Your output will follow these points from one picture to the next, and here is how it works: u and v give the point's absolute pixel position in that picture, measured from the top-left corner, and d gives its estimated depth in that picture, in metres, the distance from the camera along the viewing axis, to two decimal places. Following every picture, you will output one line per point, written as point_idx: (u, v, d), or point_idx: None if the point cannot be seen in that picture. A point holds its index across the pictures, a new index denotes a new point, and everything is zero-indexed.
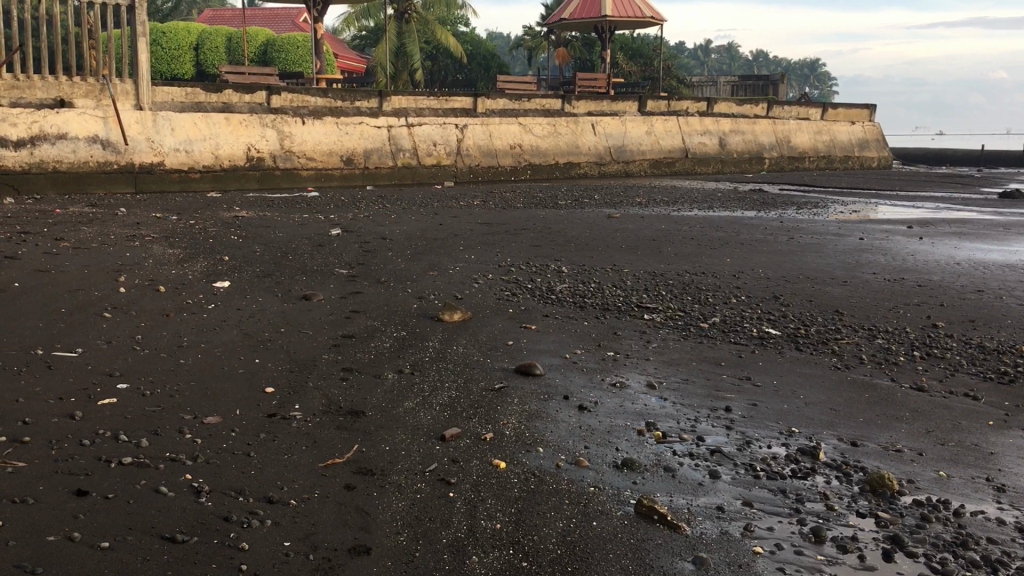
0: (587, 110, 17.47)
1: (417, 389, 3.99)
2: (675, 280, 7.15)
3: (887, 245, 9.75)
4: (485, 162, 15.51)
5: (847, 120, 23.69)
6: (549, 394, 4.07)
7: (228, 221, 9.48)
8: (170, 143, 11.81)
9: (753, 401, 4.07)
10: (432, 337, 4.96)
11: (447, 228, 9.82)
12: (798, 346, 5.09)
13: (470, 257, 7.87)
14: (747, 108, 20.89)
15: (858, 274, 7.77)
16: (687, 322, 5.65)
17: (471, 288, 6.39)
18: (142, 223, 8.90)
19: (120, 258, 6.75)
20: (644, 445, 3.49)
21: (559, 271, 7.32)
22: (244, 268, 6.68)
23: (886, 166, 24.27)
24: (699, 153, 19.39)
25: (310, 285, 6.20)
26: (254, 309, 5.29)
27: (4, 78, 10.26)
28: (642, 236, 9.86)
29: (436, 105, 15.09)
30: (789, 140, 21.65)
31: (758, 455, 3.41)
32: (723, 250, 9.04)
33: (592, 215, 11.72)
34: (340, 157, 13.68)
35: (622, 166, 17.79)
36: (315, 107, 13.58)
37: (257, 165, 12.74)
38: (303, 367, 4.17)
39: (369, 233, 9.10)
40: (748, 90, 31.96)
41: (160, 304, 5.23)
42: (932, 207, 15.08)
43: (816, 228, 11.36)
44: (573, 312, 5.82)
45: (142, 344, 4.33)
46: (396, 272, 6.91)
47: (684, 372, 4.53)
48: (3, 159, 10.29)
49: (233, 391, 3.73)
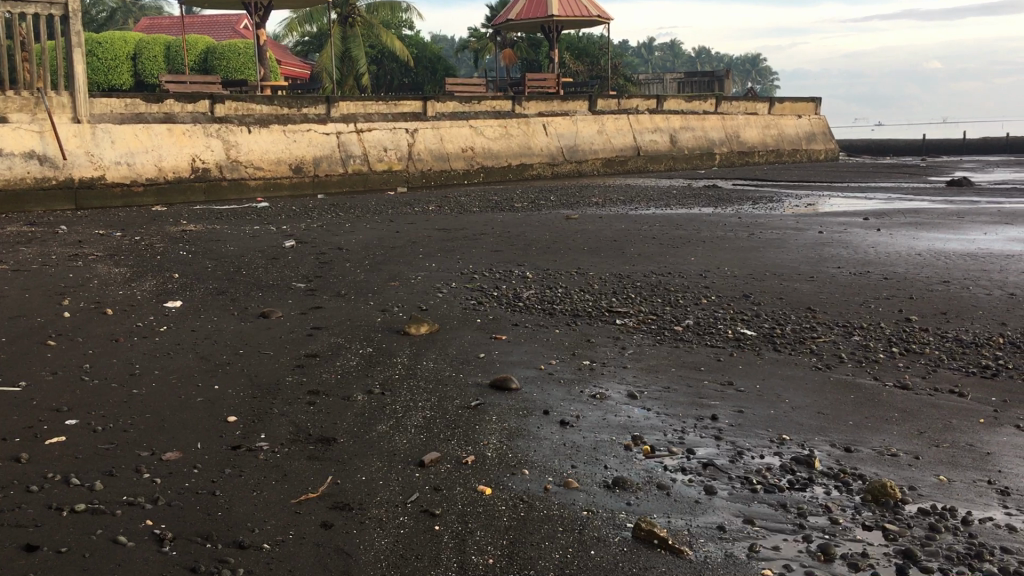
0: (538, 110, 17.35)
1: (390, 411, 3.78)
2: (642, 282, 7.02)
3: (847, 238, 9.73)
4: (437, 166, 15.26)
5: (795, 114, 23.87)
6: (528, 409, 3.89)
7: (176, 236, 9.14)
8: (112, 157, 11.41)
9: (739, 408, 3.94)
10: (400, 352, 4.75)
11: (404, 235, 9.59)
12: (776, 347, 4.97)
13: (430, 265, 7.66)
14: (696, 105, 20.93)
15: (823, 269, 7.71)
16: (661, 326, 5.51)
17: (436, 298, 6.19)
18: (85, 241, 8.54)
19: (63, 279, 6.42)
20: (633, 460, 3.33)
21: (524, 276, 7.14)
22: (196, 286, 6.40)
23: (833, 158, 24.52)
24: (650, 150, 19.37)
25: (266, 301, 5.94)
26: (209, 330, 5.03)
27: None
28: (602, 237, 9.72)
29: (385, 110, 14.85)
30: (738, 135, 21.75)
31: (752, 467, 3.27)
32: (685, 249, 8.94)
33: (549, 217, 11.57)
34: (290, 165, 13.34)
35: (575, 166, 17.68)
36: (260, 116, 13.26)
37: (203, 175, 12.35)
38: (265, 392, 3.93)
39: (324, 243, 8.84)
40: (695, 86, 32.11)
41: (109, 328, 4.94)
42: (883, 198, 15.20)
43: (774, 222, 11.33)
44: (543, 319, 5.64)
45: (90, 374, 4.06)
46: (355, 285, 6.68)
47: (664, 380, 4.38)
48: None
49: (194, 422, 3.49)
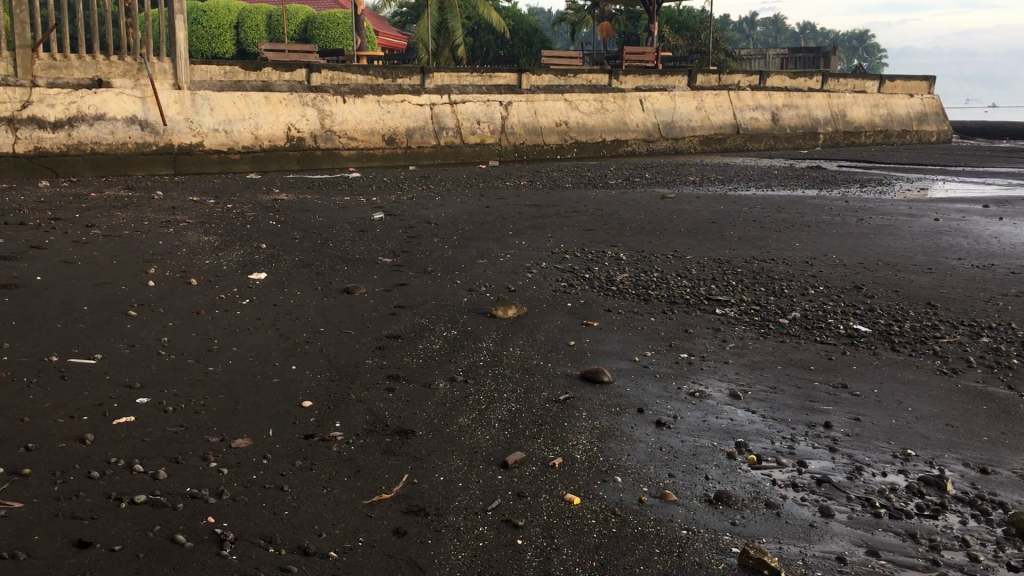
0: (635, 85, 16.86)
1: (473, 402, 3.54)
2: (743, 268, 6.60)
3: (967, 227, 9.05)
4: (530, 140, 14.95)
5: (906, 93, 22.65)
6: (621, 407, 3.60)
7: (267, 204, 9.10)
8: (210, 124, 11.47)
9: (855, 415, 3.56)
10: (485, 336, 4.51)
11: (495, 211, 9.34)
12: (894, 346, 4.54)
13: (520, 243, 7.39)
14: (801, 81, 20.05)
15: (941, 260, 7.15)
16: (765, 317, 5.13)
17: (525, 278, 5.92)
18: (179, 207, 8.56)
19: (152, 247, 6.39)
20: (737, 471, 3.01)
21: (617, 258, 6.80)
22: (283, 257, 6.28)
23: (946, 140, 23.22)
24: (750, 128, 18.65)
25: (351, 276, 5.77)
26: (291, 305, 4.88)
27: (41, 58, 10.07)
28: (700, 219, 9.29)
29: (479, 82, 14.67)
30: (844, 114, 20.78)
31: (874, 487, 2.90)
32: (790, 233, 8.45)
33: (644, 195, 11.17)
34: (382, 136, 13.23)
35: (671, 143, 17.13)
36: (355, 85, 13.18)
37: (298, 144, 12.33)
38: (343, 375, 3.74)
39: (414, 217, 8.66)
40: (800, 62, 30.87)
41: (190, 300, 4.84)
42: (1003, 184, 14.24)
43: (885, 208, 10.68)
44: (638, 306, 5.32)
45: (168, 348, 3.93)
46: (443, 261, 6.46)
47: (769, 379, 4.02)
48: (42, 141, 10.06)
49: (267, 405, 3.32)
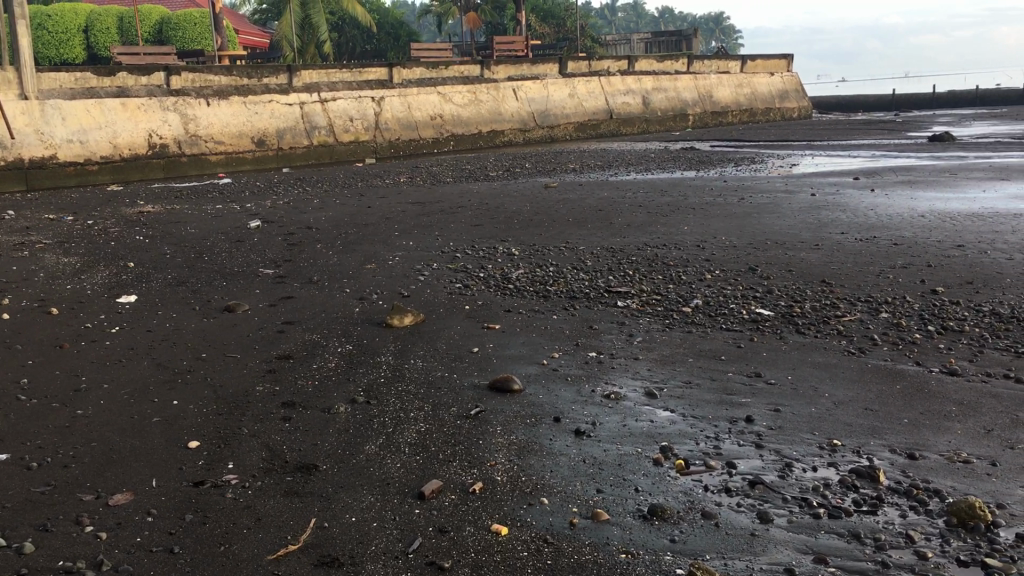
0: (507, 75, 16.73)
1: (378, 426, 3.27)
2: (637, 256, 6.52)
3: (843, 201, 9.28)
4: (406, 135, 14.59)
5: (766, 71, 23.37)
6: (536, 417, 3.41)
7: (132, 218, 8.49)
8: (63, 135, 10.68)
9: (774, 407, 3.49)
10: (384, 349, 4.23)
11: (377, 211, 9.02)
12: (799, 329, 4.53)
13: (407, 244, 7.11)
14: (667, 65, 20.40)
15: (824, 236, 7.27)
16: (668, 307, 5.04)
17: (418, 282, 5.66)
18: (33, 227, 7.88)
19: (5, 274, 5.79)
20: (667, 480, 2.86)
21: (510, 254, 6.61)
22: (154, 276, 5.81)
23: (806, 116, 24.10)
24: (623, 113, 18.82)
25: (231, 292, 5.37)
26: (167, 330, 4.46)
27: None
28: (586, 207, 9.21)
29: (350, 78, 14.22)
30: (711, 94, 21.24)
31: (807, 485, 2.81)
32: (676, 217, 8.46)
33: (527, 186, 11.04)
34: (252, 139, 12.65)
35: (547, 132, 17.10)
36: (219, 87, 12.56)
37: (160, 152, 11.63)
38: (233, 406, 3.39)
39: (292, 222, 8.25)
40: (663, 46, 31.44)
41: (52, 332, 4.35)
42: (867, 155, 14.79)
43: (761, 185, 10.89)
44: (539, 304, 5.14)
45: (27, 391, 3.48)
46: (328, 269, 6.12)
47: (682, 374, 3.91)
48: None
49: (148, 450, 2.95)
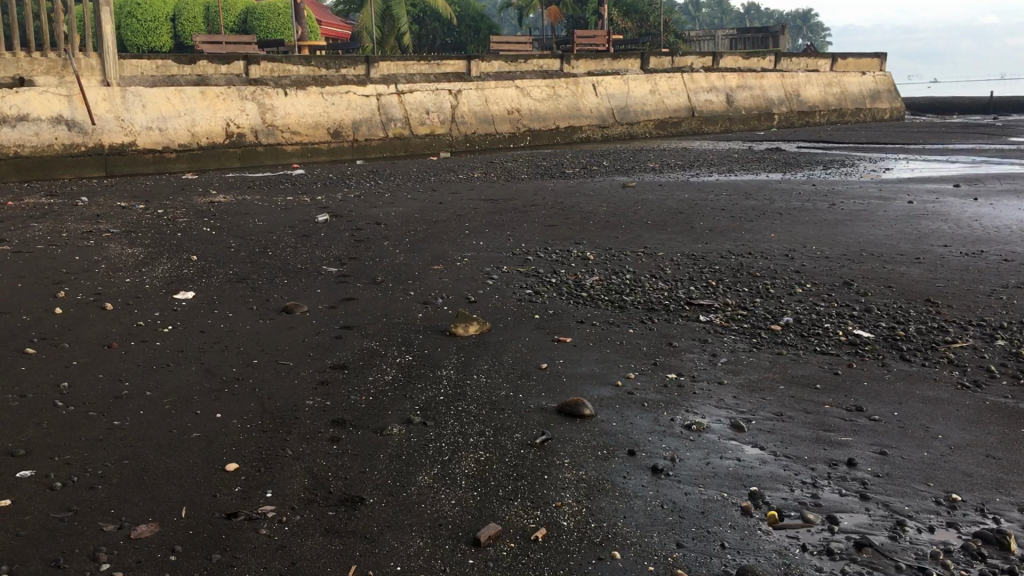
0: (587, 70, 16.33)
1: (433, 452, 2.97)
2: (720, 265, 6.10)
3: (943, 210, 8.66)
4: (481, 130, 14.33)
5: (857, 71, 22.42)
6: (609, 449, 3.07)
7: (202, 208, 8.38)
8: (143, 121, 10.70)
9: (880, 449, 3.08)
10: (446, 361, 3.94)
11: (449, 207, 8.75)
12: (904, 356, 4.09)
13: (476, 244, 6.82)
14: (753, 62, 19.71)
15: (925, 249, 6.73)
16: (755, 325, 4.63)
17: (487, 286, 5.36)
18: (104, 215, 7.83)
19: (67, 264, 5.67)
20: (759, 535, 2.49)
21: (585, 258, 6.26)
22: (215, 271, 5.63)
23: (899, 117, 23.08)
24: (705, 111, 18.24)
25: (291, 291, 5.14)
26: (221, 331, 4.24)
27: None
28: (666, 209, 8.79)
29: (428, 70, 14.00)
30: (798, 93, 20.46)
31: (924, 549, 2.41)
32: (763, 222, 7.98)
33: (604, 185, 10.64)
34: (328, 130, 12.52)
35: (626, 129, 16.64)
36: (297, 77, 12.47)
37: (238, 141, 11.58)
38: (278, 423, 3.12)
39: (362, 217, 8.03)
40: (747, 42, 30.52)
41: (103, 330, 4.17)
42: (967, 161, 13.97)
43: (853, 191, 10.29)
44: (615, 315, 4.79)
45: (66, 396, 3.27)
46: (393, 269, 5.87)
47: (773, 404, 3.52)
48: None
49: (181, 472, 2.70)
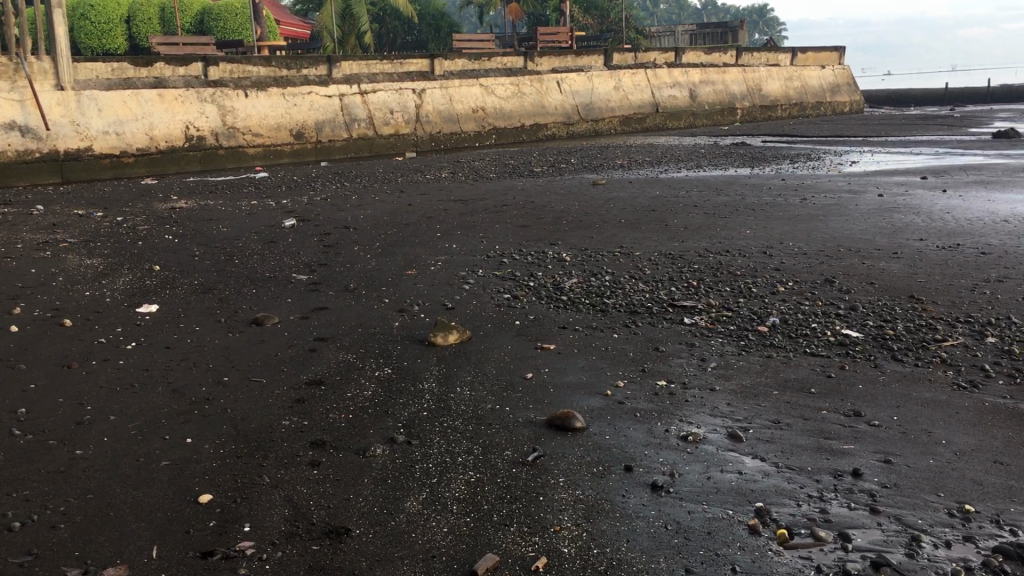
0: (551, 67, 16.21)
1: (421, 474, 2.81)
2: (700, 264, 5.99)
3: (914, 203, 8.64)
4: (446, 129, 14.14)
5: (817, 64, 22.50)
6: (604, 465, 2.92)
7: (163, 215, 8.11)
8: (99, 126, 10.38)
9: (884, 457, 2.97)
10: (427, 373, 3.77)
11: (418, 209, 8.57)
12: (896, 356, 4.00)
13: (449, 247, 6.65)
14: (715, 57, 19.72)
15: (902, 243, 6.67)
16: (741, 326, 4.52)
17: (463, 291, 5.20)
18: (60, 224, 7.53)
19: (22, 277, 5.40)
20: (771, 557, 2.36)
21: (561, 259, 6.12)
22: (179, 281, 5.40)
23: (859, 110, 23.25)
24: (669, 107, 18.20)
25: (260, 301, 4.94)
26: (188, 347, 4.03)
27: None
28: (638, 207, 8.68)
29: (391, 69, 13.78)
30: (760, 88, 20.50)
31: (944, 567, 2.30)
32: (736, 219, 7.90)
33: (574, 183, 10.52)
34: (290, 131, 12.26)
35: (591, 126, 16.54)
36: (258, 78, 12.19)
37: (198, 144, 11.29)
38: (254, 446, 2.94)
39: (329, 221, 7.82)
40: (708, 38, 30.53)
41: (62, 348, 3.94)
42: (930, 153, 14.06)
43: (822, 185, 10.26)
44: (598, 319, 4.65)
45: (23, 423, 3.06)
46: (365, 275, 5.68)
47: (769, 412, 3.41)
48: None
49: (150, 506, 2.51)
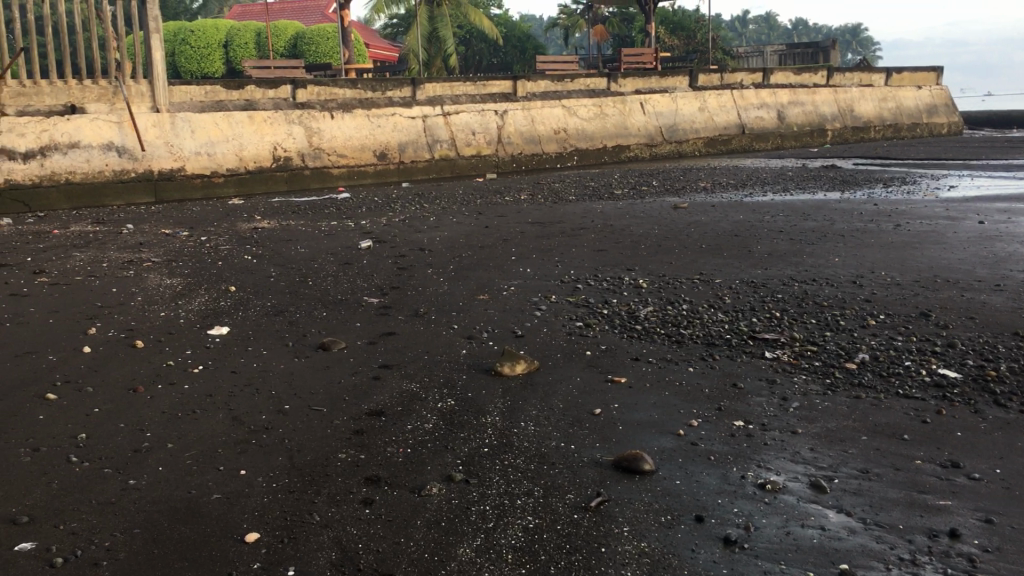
0: (634, 88, 16.01)
1: (476, 517, 2.66)
2: (783, 293, 5.72)
3: (1019, 231, 8.14)
4: (528, 150, 14.06)
5: (913, 84, 21.67)
6: (674, 515, 2.73)
7: (244, 235, 8.21)
8: (192, 147, 10.61)
9: (985, 516, 2.70)
10: (491, 405, 3.63)
11: (496, 231, 8.47)
12: (999, 400, 3.69)
13: (524, 271, 6.52)
14: (805, 77, 19.21)
15: (1005, 274, 6.26)
16: (827, 363, 4.25)
17: (535, 318, 5.05)
18: (146, 243, 7.68)
19: (104, 296, 5.49)
20: None
21: (638, 286, 5.92)
22: (254, 303, 5.40)
23: (958, 131, 22.30)
24: (756, 128, 17.78)
25: (330, 324, 4.89)
26: (253, 372, 3.99)
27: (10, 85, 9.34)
28: (722, 232, 8.41)
29: (474, 91, 13.81)
30: (852, 109, 19.87)
31: None
32: (825, 246, 7.56)
33: (655, 206, 10.29)
34: (374, 152, 12.33)
35: (675, 147, 16.25)
36: (344, 100, 12.34)
37: (285, 165, 11.44)
38: (307, 481, 2.84)
39: (406, 243, 7.79)
40: (798, 58, 29.85)
41: (130, 371, 3.94)
42: None
43: (918, 210, 9.79)
44: (674, 352, 4.45)
45: (81, 449, 3.03)
46: (437, 299, 5.59)
47: (856, 459, 3.16)
48: (12, 173, 9.27)
49: (195, 544, 2.43)
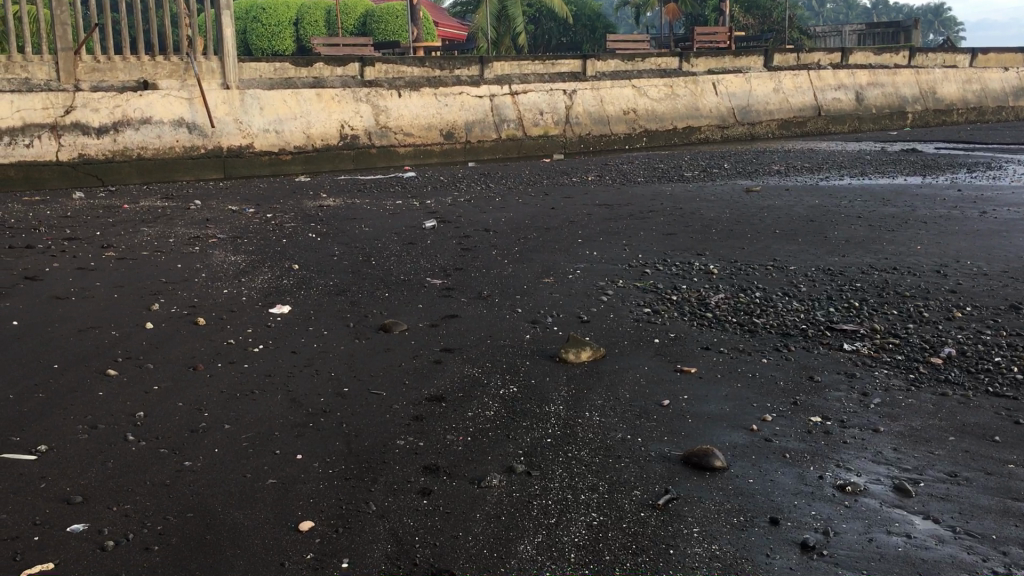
0: (707, 68, 15.64)
1: (538, 512, 2.54)
2: (863, 282, 5.46)
3: None
4: (596, 131, 13.81)
5: (1000, 65, 20.74)
6: (747, 516, 2.57)
7: (310, 213, 8.20)
8: (260, 124, 10.68)
9: None
10: (555, 393, 3.50)
11: (562, 213, 8.31)
12: None
13: (590, 254, 6.36)
14: (885, 58, 18.55)
15: None
16: (910, 357, 4.02)
17: (601, 303, 4.90)
18: (213, 219, 7.73)
19: (169, 272, 5.51)
20: None
21: (708, 272, 5.72)
22: (316, 282, 5.36)
23: None
24: (833, 110, 17.21)
25: (392, 305, 4.82)
26: (313, 352, 3.93)
27: (85, 61, 9.48)
28: (796, 216, 8.11)
29: (542, 70, 13.62)
30: (935, 90, 19.09)
31: None
32: (906, 233, 7.23)
33: (726, 189, 10.00)
34: (440, 131, 12.25)
35: (747, 129, 15.83)
36: (411, 78, 12.28)
37: (352, 143, 11.43)
38: (364, 468, 2.76)
39: (471, 223, 7.69)
40: (878, 37, 28.86)
41: (191, 348, 3.92)
42: None
43: (1006, 197, 9.33)
44: (746, 341, 4.26)
45: (139, 428, 3.00)
46: (501, 282, 5.47)
47: (944, 462, 2.95)
48: (86, 147, 9.45)
49: (248, 531, 2.36)
